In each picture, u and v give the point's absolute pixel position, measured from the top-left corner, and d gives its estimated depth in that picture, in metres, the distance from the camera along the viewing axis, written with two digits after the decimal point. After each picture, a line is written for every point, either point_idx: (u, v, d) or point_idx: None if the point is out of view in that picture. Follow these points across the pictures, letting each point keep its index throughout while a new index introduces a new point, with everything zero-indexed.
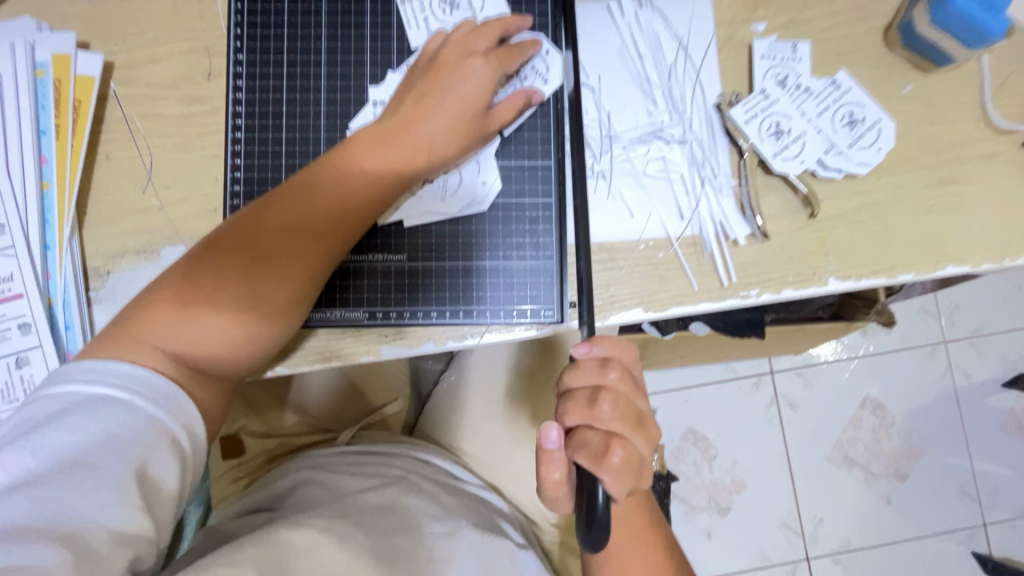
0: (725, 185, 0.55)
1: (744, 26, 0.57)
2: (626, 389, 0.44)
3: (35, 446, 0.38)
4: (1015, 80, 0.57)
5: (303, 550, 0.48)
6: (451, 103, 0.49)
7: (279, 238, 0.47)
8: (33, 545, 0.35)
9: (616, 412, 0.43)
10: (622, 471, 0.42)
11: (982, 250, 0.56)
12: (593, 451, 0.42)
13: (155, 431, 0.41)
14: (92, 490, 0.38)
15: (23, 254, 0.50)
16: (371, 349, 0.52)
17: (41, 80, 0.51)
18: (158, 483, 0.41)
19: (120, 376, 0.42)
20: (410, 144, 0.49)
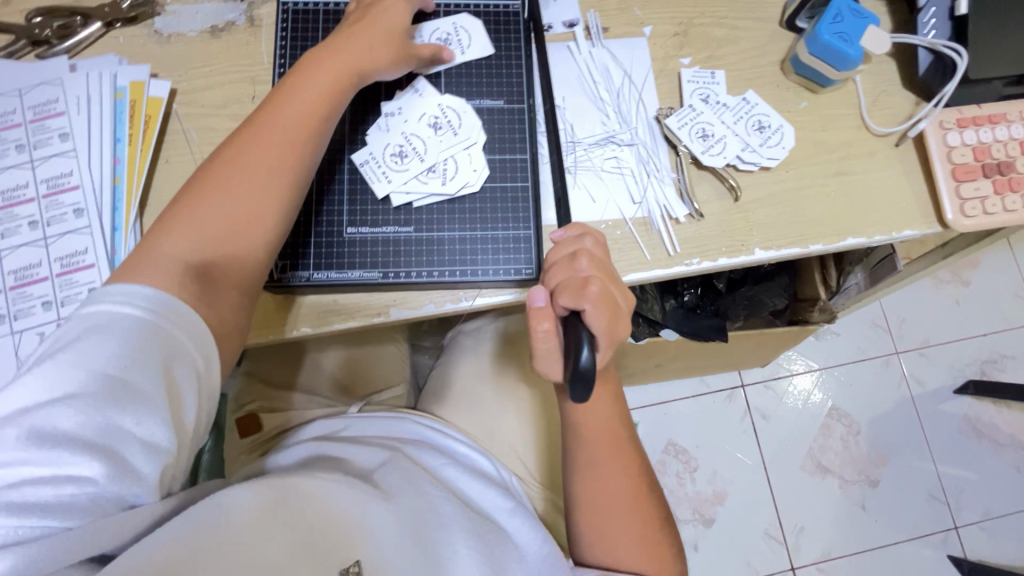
0: (667, 177, 0.69)
1: (673, 60, 0.74)
2: (598, 253, 0.53)
3: (76, 360, 0.45)
4: (885, 96, 0.73)
5: (318, 498, 0.58)
6: (376, 30, 0.63)
7: (264, 136, 0.57)
8: (81, 453, 0.43)
9: (594, 264, 0.50)
10: (601, 305, 0.48)
11: (873, 225, 0.71)
12: (573, 290, 0.48)
13: (173, 355, 0.48)
14: (122, 404, 0.45)
15: (97, 232, 0.61)
16: (382, 310, 0.66)
17: (120, 100, 0.65)
18: (181, 405, 0.48)
19: (145, 300, 0.48)
20: (379, 49, 0.62)
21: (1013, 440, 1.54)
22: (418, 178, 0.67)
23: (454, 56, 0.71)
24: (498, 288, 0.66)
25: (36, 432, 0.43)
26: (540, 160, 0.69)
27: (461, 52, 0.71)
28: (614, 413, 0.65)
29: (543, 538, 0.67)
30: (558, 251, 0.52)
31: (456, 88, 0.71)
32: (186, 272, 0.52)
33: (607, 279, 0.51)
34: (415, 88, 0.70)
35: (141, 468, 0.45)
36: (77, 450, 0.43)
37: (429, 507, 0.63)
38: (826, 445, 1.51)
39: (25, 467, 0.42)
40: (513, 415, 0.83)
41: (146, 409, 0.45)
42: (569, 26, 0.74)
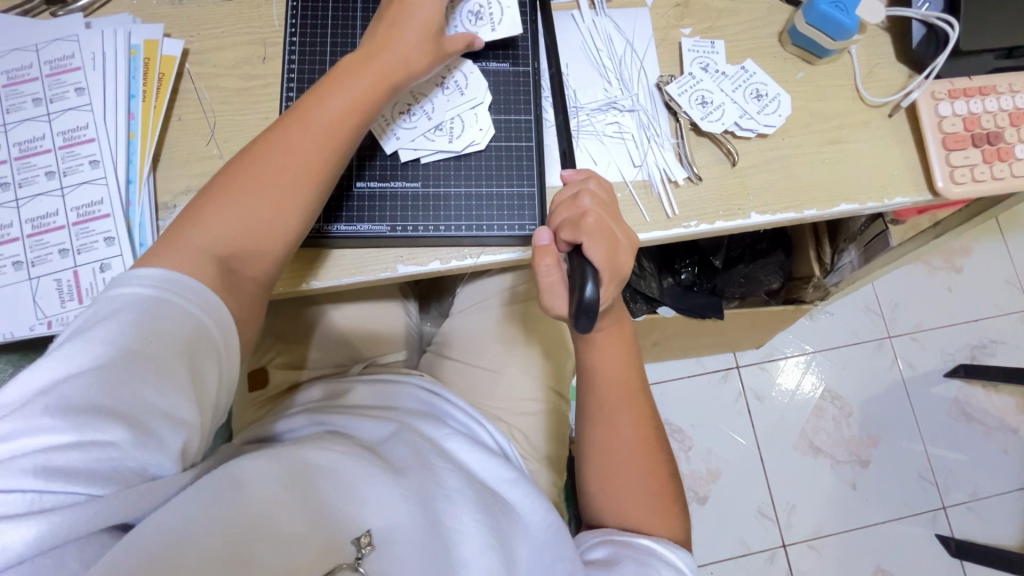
0: (666, 143, 0.71)
1: (675, 30, 0.75)
2: (601, 194, 0.55)
3: (103, 337, 0.48)
4: (880, 68, 0.76)
5: (325, 470, 0.58)
6: (413, 27, 0.63)
7: (301, 142, 0.59)
8: (107, 423, 0.45)
9: (594, 201, 0.53)
10: (600, 238, 0.50)
11: (865, 193, 0.73)
12: (573, 224, 0.52)
13: (197, 336, 0.51)
14: (143, 378, 0.47)
15: (111, 184, 0.62)
16: (388, 265, 0.68)
17: (133, 58, 0.66)
18: (202, 382, 0.51)
19: (168, 284, 0.51)
20: (415, 49, 0.63)
21: (1001, 424, 1.57)
22: (425, 135, 0.69)
23: (484, 31, 0.70)
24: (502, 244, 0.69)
25: (58, 408, 0.45)
26: (543, 122, 0.72)
27: (490, 26, 0.71)
28: (628, 374, 0.68)
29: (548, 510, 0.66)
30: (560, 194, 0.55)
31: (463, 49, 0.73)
32: (211, 260, 0.55)
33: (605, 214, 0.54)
34: None
35: (164, 438, 0.48)
36: (103, 421, 0.45)
37: (431, 478, 0.62)
38: (818, 426, 1.54)
39: (43, 443, 0.44)
40: (514, 377, 0.85)
41: (166, 381, 0.48)
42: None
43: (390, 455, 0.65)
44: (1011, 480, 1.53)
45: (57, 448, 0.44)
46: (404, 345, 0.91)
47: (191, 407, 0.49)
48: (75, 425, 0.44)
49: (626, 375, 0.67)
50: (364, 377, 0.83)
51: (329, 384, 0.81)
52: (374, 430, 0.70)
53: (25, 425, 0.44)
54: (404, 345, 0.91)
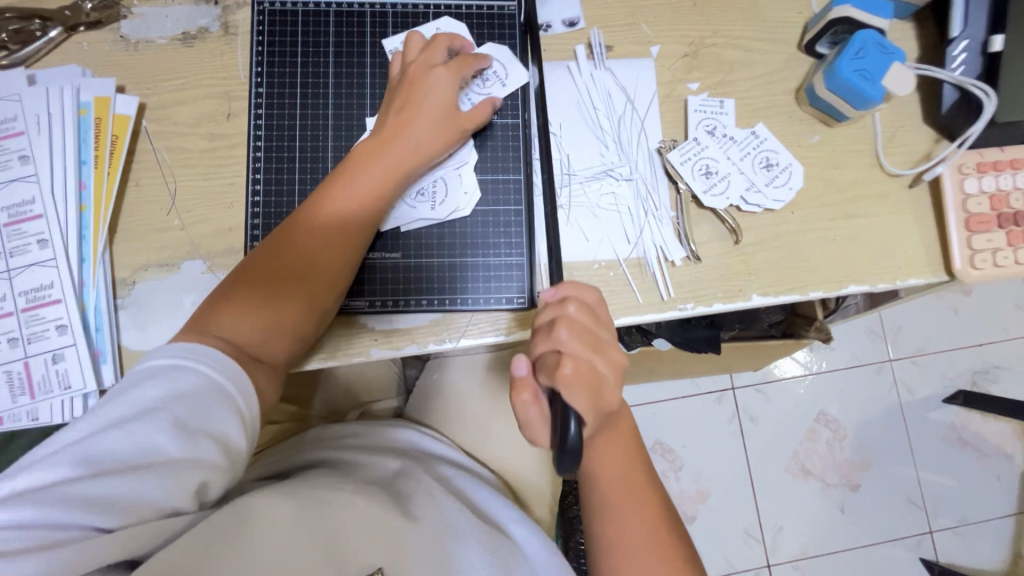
0: (665, 216, 0.66)
1: (681, 85, 0.69)
2: (584, 317, 0.47)
3: (129, 397, 0.46)
4: (903, 132, 0.69)
5: (335, 502, 0.56)
6: (429, 107, 0.58)
7: (315, 241, 0.55)
8: (124, 475, 0.43)
9: (572, 333, 0.45)
10: (579, 385, 0.43)
11: (877, 273, 0.67)
12: (547, 368, 0.44)
13: (223, 398, 0.48)
14: (165, 430, 0.45)
15: (62, 264, 0.58)
16: (361, 349, 0.60)
17: (83, 118, 0.60)
18: (227, 439, 0.48)
19: (192, 351, 0.49)
20: (434, 130, 0.58)
21: (996, 450, 1.55)
22: (405, 201, 0.61)
23: (495, 91, 0.65)
24: (491, 322, 0.61)
25: (83, 456, 0.44)
26: (535, 180, 0.64)
27: (500, 85, 0.65)
28: (630, 477, 0.56)
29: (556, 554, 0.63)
30: (539, 317, 0.47)
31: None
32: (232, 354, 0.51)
33: (591, 346, 0.46)
34: None
35: (178, 489, 0.45)
36: (122, 470, 0.44)
37: (444, 519, 0.60)
38: (811, 449, 1.53)
39: (64, 482, 0.42)
40: (507, 436, 0.79)
41: (188, 437, 0.46)
42: (569, 25, 0.68)
43: (402, 492, 0.63)
44: (1000, 507, 1.53)
45: (75, 489, 0.42)
46: (396, 391, 0.89)
47: (212, 465, 0.47)
48: (98, 475, 0.43)
49: (629, 477, 0.56)
50: (352, 424, 0.78)
51: (315, 442, 0.74)
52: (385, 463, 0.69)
53: (52, 466, 0.43)
54: (396, 391, 0.89)
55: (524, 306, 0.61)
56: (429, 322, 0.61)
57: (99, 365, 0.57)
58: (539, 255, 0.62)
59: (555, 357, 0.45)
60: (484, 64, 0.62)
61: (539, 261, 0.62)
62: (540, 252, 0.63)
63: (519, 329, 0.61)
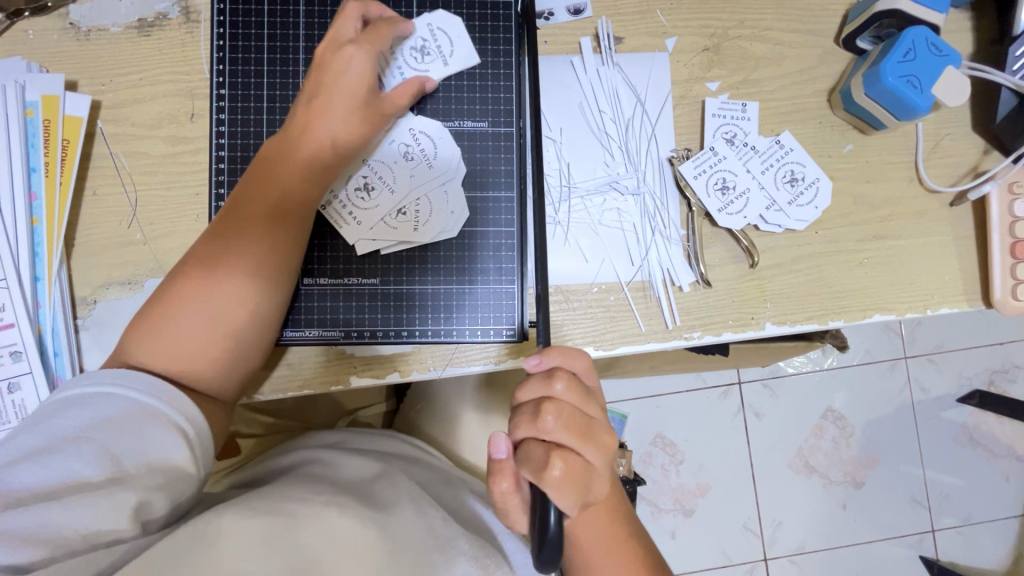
0: (674, 236, 0.60)
1: (699, 84, 0.61)
2: (572, 397, 0.42)
3: (46, 429, 0.44)
4: (948, 141, 0.61)
5: (309, 517, 0.51)
6: (345, 92, 0.52)
7: (222, 254, 0.50)
8: (47, 507, 0.41)
9: (562, 421, 0.40)
10: (569, 484, 0.39)
11: (907, 300, 0.61)
12: (535, 465, 0.40)
13: (152, 416, 0.46)
14: (94, 457, 0.43)
15: (14, 286, 0.54)
16: (339, 379, 0.56)
17: (30, 119, 0.55)
18: (160, 459, 0.45)
19: (117, 376, 0.47)
20: (353, 116, 0.53)
21: (1008, 451, 1.50)
22: (385, 222, 0.55)
23: (433, 69, 0.57)
24: (479, 352, 0.56)
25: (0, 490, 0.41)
26: (529, 197, 0.57)
27: (440, 61, 0.58)
28: (613, 535, 0.53)
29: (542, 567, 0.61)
30: (522, 395, 0.42)
31: (432, 109, 0.58)
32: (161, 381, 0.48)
33: (581, 433, 0.41)
34: None
35: (112, 513, 0.42)
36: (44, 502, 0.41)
37: (424, 529, 0.57)
38: (817, 445, 1.48)
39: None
40: None
41: (119, 465, 0.44)
42: (574, 13, 0.60)
43: (382, 500, 0.59)
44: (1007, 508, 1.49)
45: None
46: (383, 396, 0.86)
47: (153, 487, 0.45)
48: (21, 508, 0.40)
49: (613, 536, 0.53)
50: (339, 433, 0.75)
51: (297, 449, 0.70)
52: (365, 470, 0.64)
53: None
54: (384, 396, 0.86)
55: (514, 338, 0.56)
56: (411, 351, 0.56)
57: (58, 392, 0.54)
58: (532, 281, 0.57)
59: (544, 451, 0.40)
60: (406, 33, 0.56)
61: (532, 287, 0.57)
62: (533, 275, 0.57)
63: (509, 358, 0.56)
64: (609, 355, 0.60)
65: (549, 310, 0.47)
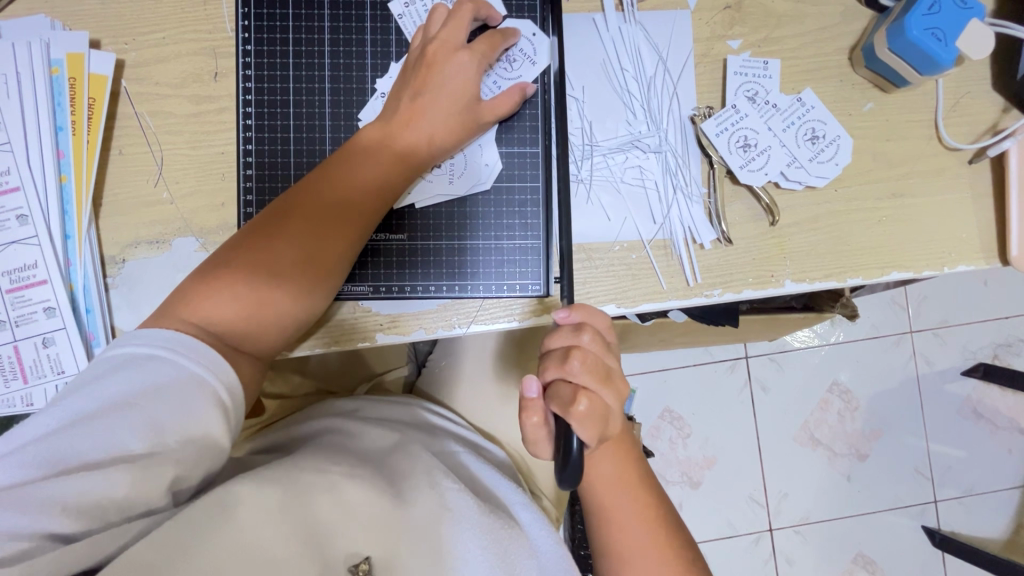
0: (695, 193, 0.60)
1: (721, 42, 0.61)
2: (596, 348, 0.46)
3: (96, 393, 0.44)
4: (968, 99, 0.62)
5: (324, 491, 0.54)
6: (445, 98, 0.53)
7: (306, 235, 0.51)
8: (95, 475, 0.41)
9: (585, 367, 0.44)
10: (591, 420, 0.43)
11: (925, 258, 0.61)
12: (562, 401, 0.44)
13: (200, 387, 0.45)
14: (139, 428, 0.43)
15: (45, 242, 0.54)
16: (367, 336, 0.57)
17: (55, 78, 0.55)
18: (204, 430, 0.45)
19: (166, 341, 0.46)
20: (449, 124, 0.54)
21: (1011, 425, 1.41)
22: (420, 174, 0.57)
23: (524, 72, 0.58)
24: (504, 308, 0.57)
25: (51, 453, 0.42)
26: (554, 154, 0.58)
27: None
28: (638, 478, 0.56)
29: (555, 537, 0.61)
30: (551, 341, 0.46)
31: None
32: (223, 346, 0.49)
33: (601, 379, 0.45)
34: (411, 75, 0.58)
35: (155, 481, 0.43)
36: (93, 469, 0.42)
37: (438, 499, 0.57)
38: (822, 419, 1.40)
39: (28, 481, 0.41)
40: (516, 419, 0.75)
41: (165, 434, 0.44)
42: None
43: (398, 472, 0.61)
44: (1022, 480, 1.40)
45: (41, 489, 0.40)
46: (406, 358, 0.84)
47: (189, 462, 0.45)
48: (68, 475, 0.41)
49: (630, 483, 0.55)
50: (355, 398, 0.75)
51: (315, 417, 0.72)
52: (384, 439, 0.66)
53: (15, 467, 0.41)
54: (406, 358, 0.84)
55: (542, 293, 0.58)
56: (433, 308, 0.57)
57: (91, 348, 0.55)
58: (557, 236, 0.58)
59: (571, 390, 0.44)
60: (512, 42, 0.57)
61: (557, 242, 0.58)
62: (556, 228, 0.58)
63: (533, 316, 0.57)
64: (631, 313, 0.61)
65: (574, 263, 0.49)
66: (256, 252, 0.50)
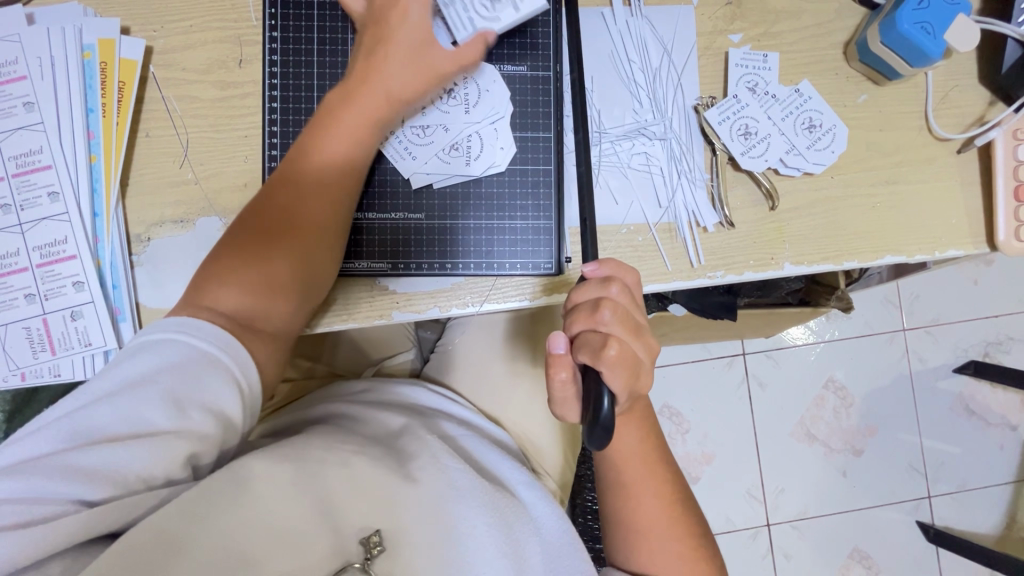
0: (699, 179, 0.63)
1: (722, 36, 0.64)
2: (625, 301, 0.49)
3: (118, 372, 0.45)
4: (955, 93, 0.65)
5: (334, 467, 0.52)
6: (405, 45, 0.55)
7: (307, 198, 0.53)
8: (113, 448, 0.43)
9: (616, 317, 0.48)
10: (620, 366, 0.46)
11: (917, 243, 0.64)
12: (592, 348, 0.47)
13: (218, 365, 0.47)
14: (157, 404, 0.44)
15: (75, 219, 0.57)
16: (384, 312, 0.59)
17: (88, 62, 0.57)
18: (220, 405, 0.46)
19: (184, 322, 0.48)
20: (412, 67, 0.55)
21: (1001, 421, 1.43)
22: (437, 156, 0.59)
23: (504, 16, 0.56)
24: (516, 287, 0.60)
25: (75, 429, 0.43)
26: (566, 139, 0.61)
27: (512, 8, 0.56)
28: (648, 457, 0.57)
29: (560, 516, 0.61)
30: (581, 295, 0.49)
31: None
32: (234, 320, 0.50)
33: (629, 330, 0.49)
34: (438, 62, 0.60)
35: (172, 453, 0.44)
36: (114, 443, 0.43)
37: (444, 480, 0.56)
38: (818, 415, 1.41)
39: (52, 452, 0.42)
40: (523, 401, 0.77)
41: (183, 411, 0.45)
42: None
43: (404, 451, 0.59)
44: (1014, 476, 1.41)
45: (64, 460, 0.42)
46: (411, 343, 0.86)
47: (205, 437, 0.46)
48: (90, 447, 0.42)
49: (642, 455, 0.57)
50: (362, 382, 0.75)
51: (322, 401, 0.71)
52: (390, 421, 0.65)
53: (44, 438, 0.43)
54: (411, 343, 0.86)
55: (555, 271, 0.60)
56: (449, 286, 0.59)
57: (117, 322, 0.57)
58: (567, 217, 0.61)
59: (601, 337, 0.47)
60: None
61: (568, 223, 0.61)
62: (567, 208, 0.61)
63: (544, 295, 0.60)
64: None
65: (596, 230, 0.54)
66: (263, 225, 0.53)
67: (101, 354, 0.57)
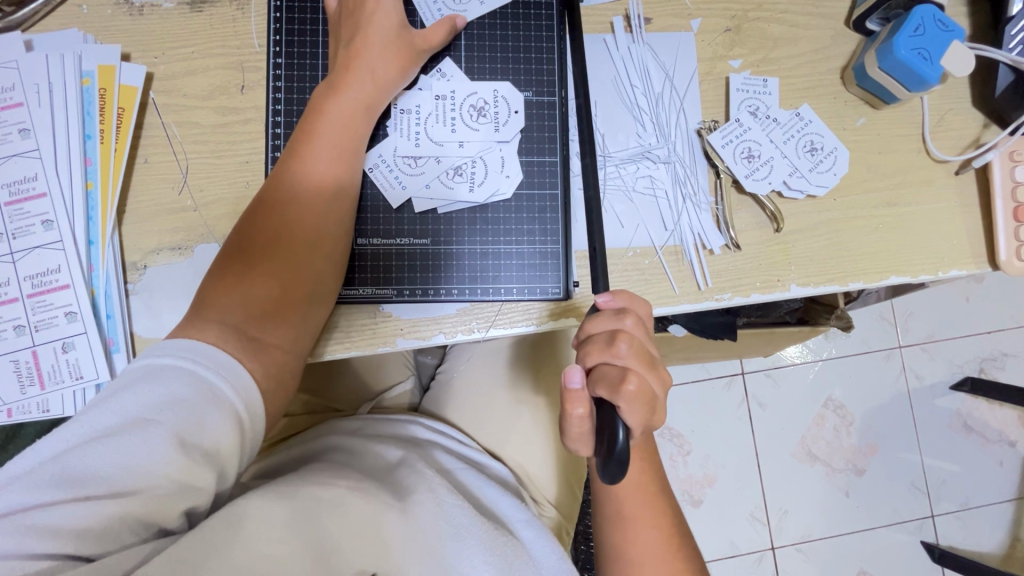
0: (704, 202, 0.63)
1: (722, 61, 0.65)
2: (640, 332, 0.49)
3: (112, 408, 0.42)
4: (950, 116, 0.66)
5: (334, 507, 0.50)
6: (378, 32, 0.57)
7: (313, 208, 0.54)
8: (98, 498, 0.39)
9: (633, 350, 0.47)
10: (637, 402, 0.46)
11: (920, 263, 0.64)
12: (610, 382, 0.46)
13: (219, 400, 0.44)
14: (152, 445, 0.41)
15: (70, 248, 0.55)
16: (388, 339, 0.58)
17: (87, 88, 0.57)
18: (219, 446, 0.44)
19: (188, 351, 0.46)
20: (388, 56, 0.56)
21: (1001, 438, 1.42)
22: (441, 181, 0.59)
23: (471, 9, 0.62)
24: (522, 312, 0.59)
25: (57, 475, 0.39)
26: (572, 164, 0.61)
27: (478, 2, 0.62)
28: (654, 488, 0.57)
29: (562, 555, 0.59)
30: (596, 325, 0.49)
31: (478, 68, 0.62)
32: (242, 342, 0.48)
33: (645, 364, 0.48)
34: (441, 72, 0.61)
35: (163, 501, 0.41)
36: (99, 493, 0.39)
37: (442, 515, 0.54)
38: (818, 434, 1.39)
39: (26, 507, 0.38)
40: (527, 429, 0.75)
41: (179, 453, 0.42)
42: None
43: (403, 485, 0.57)
44: (1016, 494, 1.40)
45: (47, 513, 0.38)
46: (409, 371, 0.84)
47: (203, 485, 0.44)
48: (77, 496, 0.39)
49: (648, 487, 0.56)
50: (361, 416, 0.73)
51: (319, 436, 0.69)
52: (391, 453, 0.63)
53: (28, 487, 0.39)
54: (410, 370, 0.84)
55: (564, 295, 0.59)
56: (452, 313, 0.58)
57: (110, 353, 0.55)
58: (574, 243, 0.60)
59: (619, 371, 0.47)
60: None
61: (573, 249, 0.60)
62: (573, 234, 0.61)
63: (550, 320, 0.59)
64: None
65: (606, 260, 0.52)
66: (267, 239, 0.52)
67: (92, 386, 0.55)
